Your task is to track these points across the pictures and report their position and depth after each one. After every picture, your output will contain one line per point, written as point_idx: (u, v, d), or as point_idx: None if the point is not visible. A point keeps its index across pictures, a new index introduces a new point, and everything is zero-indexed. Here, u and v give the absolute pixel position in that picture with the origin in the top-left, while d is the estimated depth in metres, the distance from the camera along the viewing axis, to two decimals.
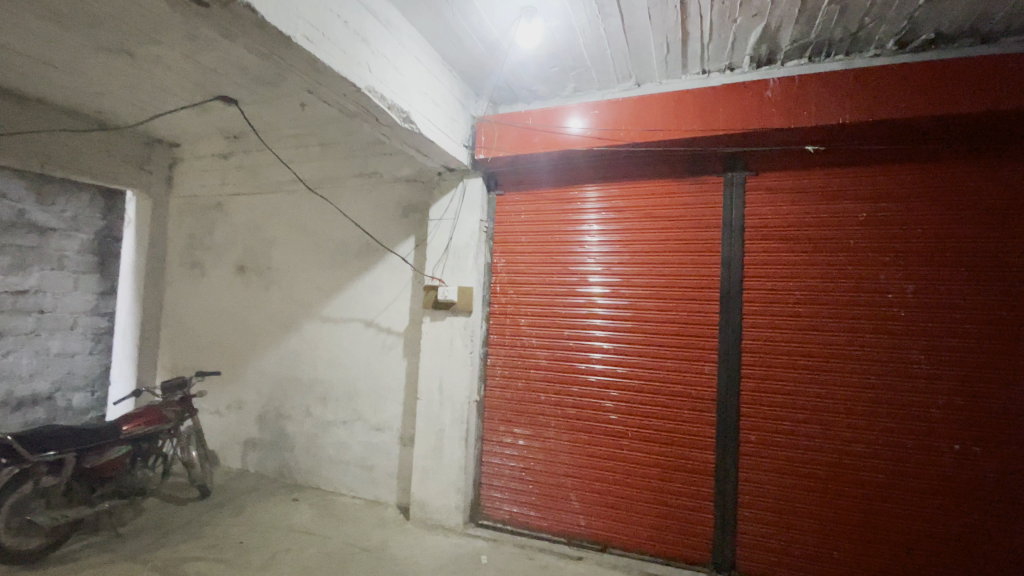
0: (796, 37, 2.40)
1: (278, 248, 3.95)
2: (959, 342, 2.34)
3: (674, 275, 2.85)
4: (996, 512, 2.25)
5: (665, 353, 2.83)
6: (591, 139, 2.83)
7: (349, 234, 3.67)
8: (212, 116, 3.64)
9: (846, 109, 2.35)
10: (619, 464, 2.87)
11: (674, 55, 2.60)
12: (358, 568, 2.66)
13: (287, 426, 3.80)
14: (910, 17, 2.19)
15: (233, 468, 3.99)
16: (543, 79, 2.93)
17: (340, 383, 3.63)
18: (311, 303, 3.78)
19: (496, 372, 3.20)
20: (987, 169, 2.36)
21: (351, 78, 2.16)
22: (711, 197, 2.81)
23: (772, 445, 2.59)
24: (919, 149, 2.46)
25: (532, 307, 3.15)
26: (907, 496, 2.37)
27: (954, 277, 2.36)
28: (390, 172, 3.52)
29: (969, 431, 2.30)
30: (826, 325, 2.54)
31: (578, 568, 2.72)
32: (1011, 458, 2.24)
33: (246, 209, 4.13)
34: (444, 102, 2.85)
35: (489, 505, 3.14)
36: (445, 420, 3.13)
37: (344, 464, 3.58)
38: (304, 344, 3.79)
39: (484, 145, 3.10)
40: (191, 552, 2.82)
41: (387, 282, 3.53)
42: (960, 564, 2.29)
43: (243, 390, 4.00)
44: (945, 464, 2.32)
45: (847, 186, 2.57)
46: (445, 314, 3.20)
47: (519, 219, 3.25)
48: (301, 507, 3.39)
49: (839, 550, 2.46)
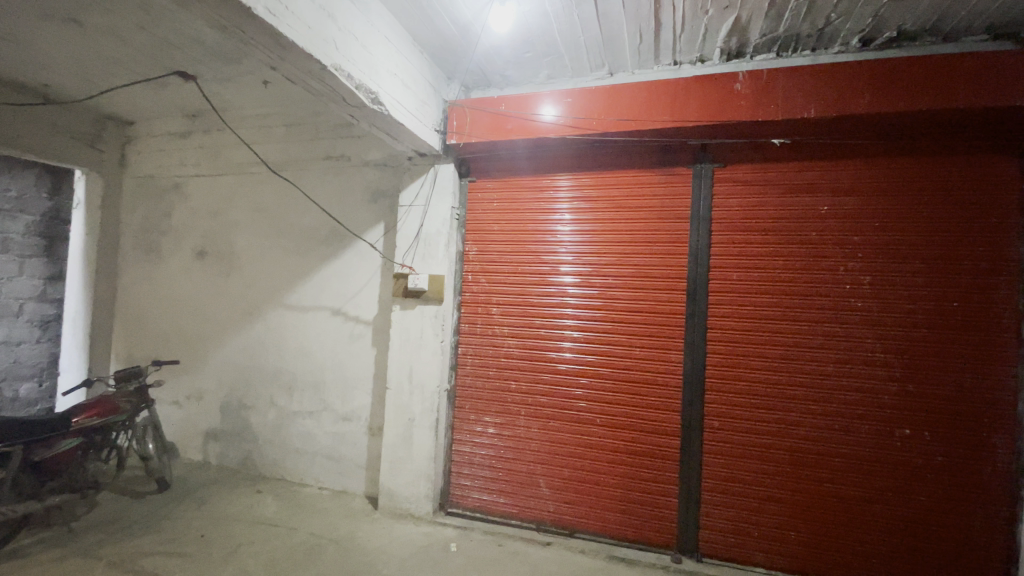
0: (765, 31, 2.43)
1: (241, 233, 3.80)
2: (910, 331, 2.46)
3: (643, 265, 2.88)
4: (942, 491, 2.39)
5: (634, 342, 2.86)
6: (564, 127, 2.81)
7: (316, 220, 3.56)
8: (169, 91, 3.45)
9: (812, 105, 2.40)
10: (587, 450, 2.91)
11: (647, 45, 2.60)
12: (325, 560, 2.62)
13: (250, 417, 3.70)
14: (874, 16, 2.25)
15: (194, 460, 3.86)
16: (517, 64, 2.89)
17: (306, 372, 3.55)
18: (276, 290, 3.66)
19: (467, 361, 3.18)
20: (941, 167, 2.47)
21: (317, 55, 2.06)
22: (681, 188, 2.84)
23: (734, 431, 2.68)
24: (879, 145, 2.55)
25: (504, 296, 3.13)
26: (861, 478, 2.49)
27: (908, 269, 2.47)
28: (358, 156, 3.43)
29: (918, 416, 2.43)
30: (790, 316, 2.62)
31: (546, 553, 2.75)
32: (955, 441, 2.38)
33: (205, 191, 3.94)
34: (415, 84, 2.77)
35: (458, 493, 3.14)
36: (415, 409, 3.10)
37: (311, 454, 3.51)
38: (268, 332, 3.67)
39: (456, 130, 3.03)
40: (149, 546, 2.72)
41: (356, 269, 3.44)
42: (909, 541, 2.43)
43: (204, 379, 3.86)
44: (896, 447, 2.45)
45: (811, 180, 2.64)
46: (416, 302, 3.14)
47: (491, 206, 3.22)
48: (266, 498, 3.31)
49: (797, 531, 2.57)
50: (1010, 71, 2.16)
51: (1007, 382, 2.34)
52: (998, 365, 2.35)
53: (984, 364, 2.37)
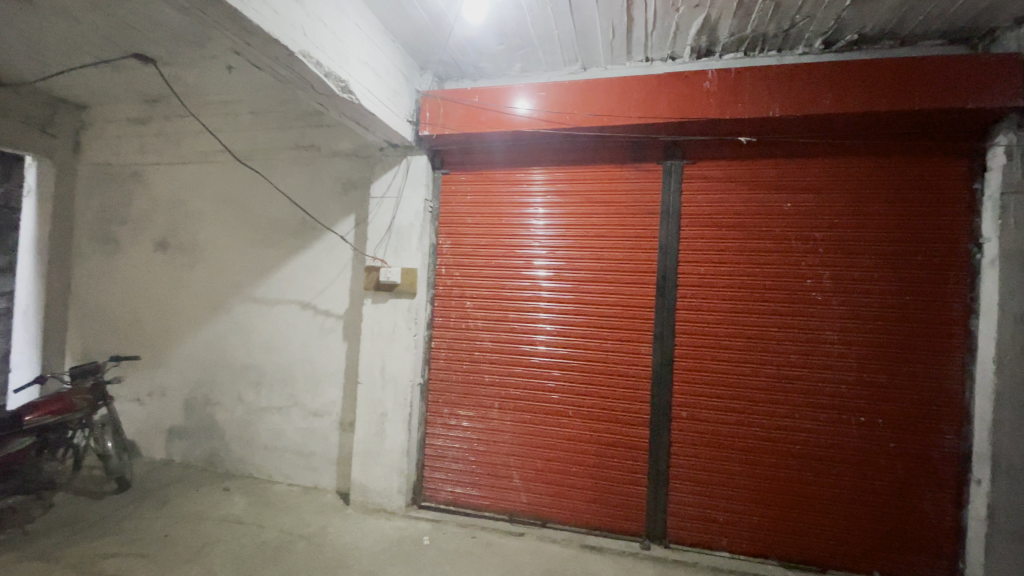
0: (733, 30, 2.48)
1: (205, 224, 3.67)
2: (867, 323, 2.57)
3: (615, 259, 2.92)
4: (894, 475, 2.52)
5: (605, 335, 2.91)
6: (537, 121, 2.81)
7: (285, 211, 3.47)
8: (127, 75, 3.29)
9: (778, 104, 2.47)
10: (559, 442, 2.95)
11: (620, 40, 2.61)
12: (295, 557, 2.59)
13: (216, 413, 3.60)
14: (837, 18, 2.32)
15: (157, 458, 3.74)
16: (490, 56, 2.86)
17: (274, 367, 3.47)
18: (243, 283, 3.56)
19: (441, 355, 3.17)
20: (897, 166, 2.58)
21: (284, 41, 2.00)
22: (651, 184, 2.89)
23: (701, 421, 2.75)
24: (839, 145, 2.64)
25: (477, 290, 3.13)
26: (819, 464, 2.60)
27: (865, 264, 2.58)
28: (328, 146, 3.35)
29: (873, 405, 2.55)
30: (754, 309, 2.70)
31: (519, 543, 2.78)
32: (906, 428, 2.51)
33: (167, 180, 3.79)
34: (387, 74, 2.72)
35: (432, 487, 3.14)
36: (388, 403, 3.07)
37: (280, 451, 3.45)
38: (234, 326, 3.57)
39: (429, 121, 2.98)
40: (109, 547, 2.63)
41: (327, 262, 3.37)
42: (863, 523, 2.55)
43: (167, 375, 3.73)
44: (852, 434, 2.57)
45: (776, 177, 2.71)
46: (388, 296, 3.10)
47: (465, 199, 3.20)
48: (233, 496, 3.23)
49: (760, 516, 2.67)
50: (962, 75, 2.26)
51: (954, 372, 2.47)
52: (946, 355, 2.48)
53: (933, 354, 2.50)
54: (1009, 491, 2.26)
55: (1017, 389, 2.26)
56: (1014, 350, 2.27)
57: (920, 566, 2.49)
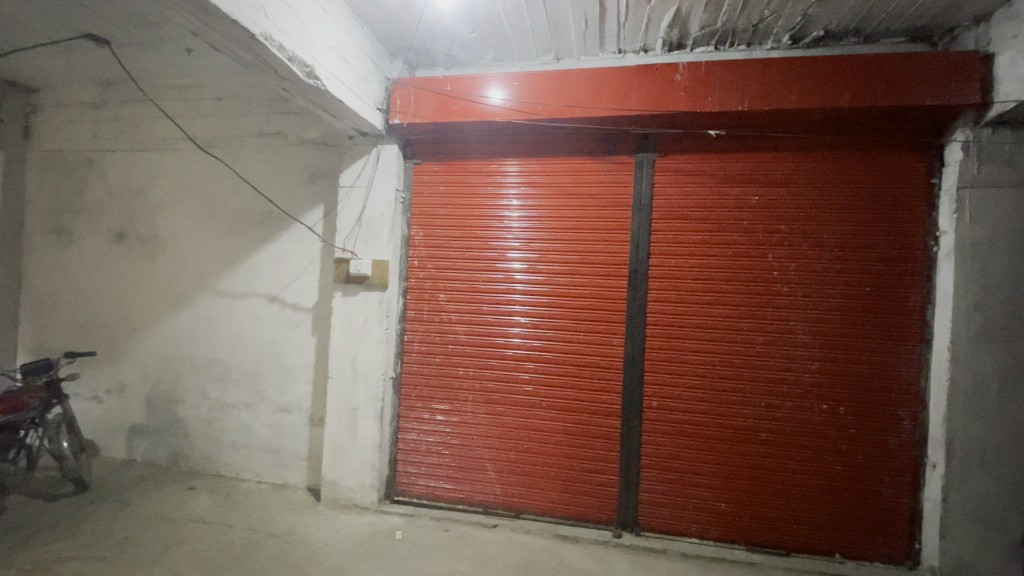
0: (704, 24, 2.49)
1: (165, 214, 3.52)
2: (829, 314, 2.64)
3: (588, 251, 2.92)
4: (854, 460, 2.62)
5: (579, 327, 2.92)
6: (510, 111, 2.78)
7: (250, 201, 3.35)
8: (78, 57, 3.11)
9: (747, 98, 2.50)
10: (533, 434, 2.96)
11: (592, 31, 2.59)
12: (263, 555, 2.53)
13: (179, 410, 3.48)
14: (804, 14, 2.35)
15: (117, 458, 3.60)
16: (462, 44, 2.81)
17: (241, 362, 3.37)
18: (206, 275, 3.44)
19: (413, 348, 3.13)
20: (859, 161, 2.64)
21: (243, 22, 1.91)
22: (624, 176, 2.90)
23: (671, 410, 2.80)
24: (805, 139, 2.69)
25: (450, 282, 3.09)
26: (784, 451, 2.68)
27: (828, 256, 2.65)
28: (296, 134, 3.24)
29: (835, 392, 2.63)
30: (723, 300, 2.75)
31: (492, 535, 2.78)
32: (865, 415, 2.61)
33: (124, 167, 3.61)
34: (355, 60, 2.64)
35: (405, 481, 3.11)
36: (359, 398, 3.02)
37: (248, 448, 3.36)
38: (198, 320, 3.45)
39: (399, 109, 2.91)
40: (67, 551, 2.53)
41: (294, 255, 3.28)
42: (825, 507, 2.64)
43: (127, 372, 3.59)
44: (814, 421, 2.65)
45: (744, 171, 2.76)
46: (358, 289, 3.03)
47: (438, 190, 3.14)
48: (199, 495, 3.14)
49: (726, 502, 2.74)
50: (923, 73, 2.32)
51: (910, 360, 2.57)
52: (903, 345, 2.58)
53: (892, 343, 2.59)
54: (961, 474, 2.36)
55: (969, 376, 2.36)
56: (966, 339, 2.36)
57: (878, 547, 2.59)
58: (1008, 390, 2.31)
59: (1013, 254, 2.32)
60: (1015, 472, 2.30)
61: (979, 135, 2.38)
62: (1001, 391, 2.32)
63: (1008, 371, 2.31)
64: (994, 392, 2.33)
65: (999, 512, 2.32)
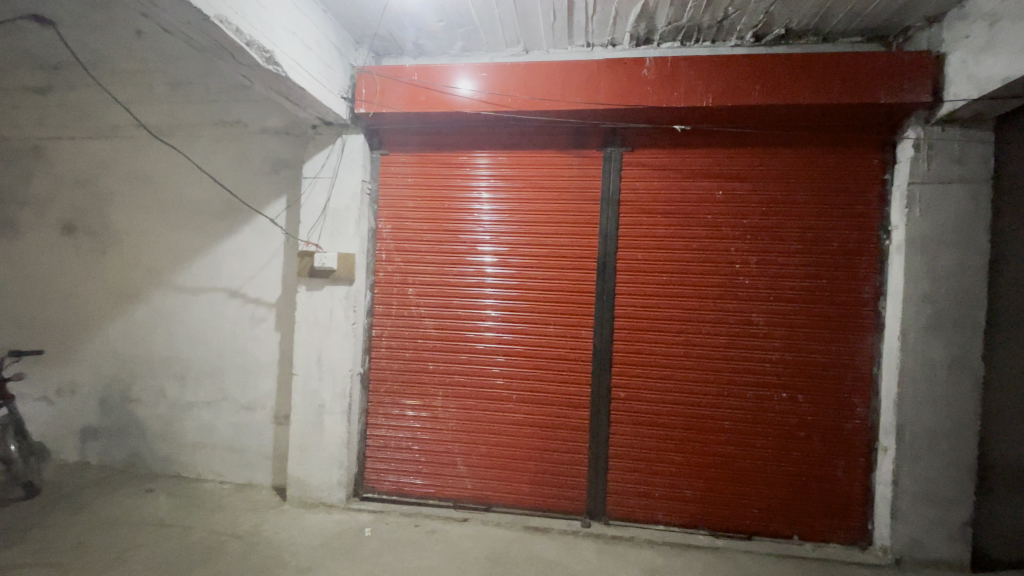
0: (670, 19, 2.50)
1: (118, 205, 3.36)
2: (789, 305, 2.72)
3: (557, 244, 2.92)
4: (812, 446, 2.71)
5: (548, 320, 2.92)
6: (479, 103, 2.74)
7: (209, 192, 3.23)
8: (18, 38, 2.92)
9: (712, 94, 2.53)
10: (503, 427, 2.96)
11: (561, 24, 2.57)
12: (226, 557, 2.46)
13: (136, 410, 3.34)
14: (766, 12, 2.39)
15: (69, 461, 3.44)
16: (429, 34, 2.76)
17: (201, 359, 3.25)
18: (163, 269, 3.30)
19: (382, 344, 3.08)
20: (818, 156, 2.72)
21: (196, 4, 1.82)
22: (592, 170, 2.91)
23: (638, 401, 2.84)
24: (767, 135, 2.75)
25: (420, 276, 3.05)
26: (746, 438, 2.76)
27: (788, 250, 2.72)
28: (256, 123, 3.13)
29: (794, 381, 2.72)
30: (689, 292, 2.80)
31: (463, 529, 2.78)
32: (822, 402, 2.70)
33: (72, 156, 3.43)
34: (318, 46, 2.55)
35: (374, 478, 3.07)
36: (325, 395, 2.95)
37: (210, 447, 3.26)
38: (154, 316, 3.31)
39: (365, 98, 2.83)
40: (14, 559, 2.40)
41: (256, 248, 3.17)
42: (784, 492, 2.74)
43: (78, 371, 3.42)
44: (774, 409, 2.73)
45: (709, 166, 2.80)
46: (324, 282, 2.95)
47: (406, 182, 3.09)
48: (158, 497, 3.03)
49: (692, 489, 2.81)
50: (878, 72, 2.39)
51: (865, 349, 2.67)
52: (858, 334, 2.68)
53: (848, 334, 2.69)
54: (911, 457, 2.48)
55: (918, 364, 2.47)
56: (916, 328, 2.47)
57: (834, 529, 2.70)
58: (954, 377, 2.43)
59: (959, 248, 2.43)
60: (960, 454, 2.43)
61: (929, 133, 2.48)
62: (947, 378, 2.44)
63: (953, 359, 2.43)
64: (941, 379, 2.44)
65: (945, 492, 2.45)
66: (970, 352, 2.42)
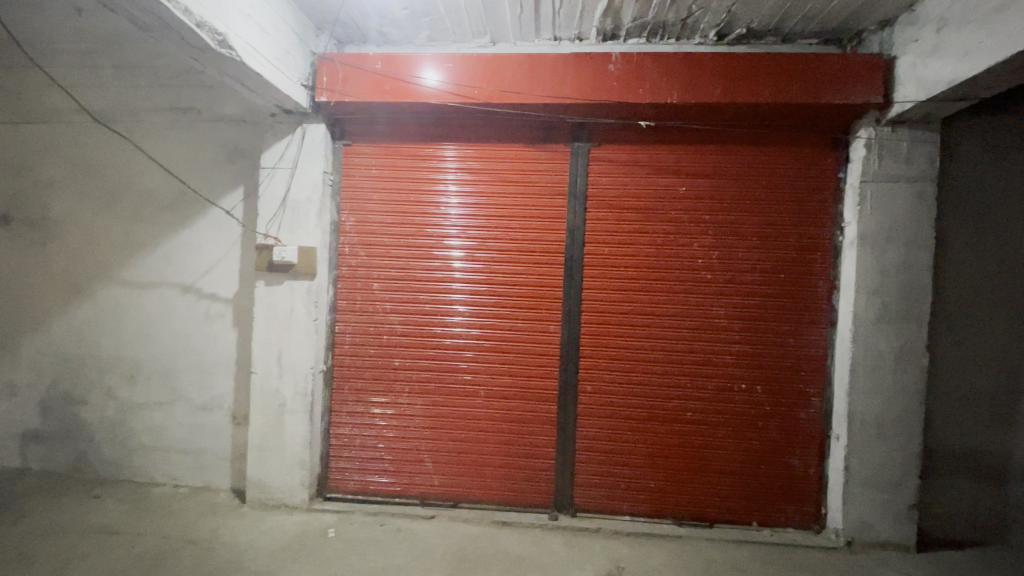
0: (636, 15, 2.51)
1: (60, 195, 3.15)
2: (748, 300, 2.80)
3: (524, 239, 2.91)
4: (769, 435, 2.80)
5: (516, 315, 2.91)
6: (445, 94, 2.69)
7: (159, 182, 3.06)
8: None
9: (676, 91, 2.56)
10: (471, 423, 2.94)
11: (527, 16, 2.54)
12: (179, 565, 2.35)
13: (82, 412, 3.16)
14: (728, 11, 2.42)
15: (8, 468, 3.22)
16: (393, 22, 2.68)
17: (152, 358, 3.10)
18: (110, 263, 3.11)
19: (345, 340, 3.00)
20: (778, 154, 2.79)
21: None
22: (560, 165, 2.90)
23: (605, 394, 2.87)
24: (730, 133, 2.81)
25: (385, 270, 2.98)
26: (708, 428, 2.82)
27: (748, 246, 2.80)
28: (210, 110, 2.98)
29: (753, 373, 2.80)
30: (654, 286, 2.84)
31: (429, 527, 2.75)
32: (780, 393, 2.79)
33: (6, 142, 3.19)
34: (276, 30, 2.44)
35: (338, 478, 3.00)
36: (286, 393, 2.86)
37: (163, 450, 3.11)
38: (101, 313, 3.13)
39: (326, 86, 2.73)
40: None
41: (210, 240, 3.03)
42: (744, 480, 2.82)
43: (16, 371, 3.20)
44: (734, 400, 2.81)
45: (675, 162, 2.84)
46: (283, 277, 2.85)
47: (370, 174, 3.00)
48: (106, 503, 2.88)
49: (656, 479, 2.86)
50: (834, 73, 2.47)
51: (819, 341, 2.77)
52: (814, 327, 2.78)
53: (803, 327, 2.78)
54: (861, 444, 2.59)
55: (868, 355, 2.58)
56: (867, 321, 2.58)
57: (789, 514, 2.80)
58: (901, 367, 2.55)
59: (907, 243, 2.55)
60: (906, 440, 2.56)
61: (880, 133, 2.58)
62: (895, 367, 2.56)
63: (900, 350, 2.55)
64: (889, 369, 2.56)
65: (891, 477, 2.57)
66: (914, 344, 2.54)
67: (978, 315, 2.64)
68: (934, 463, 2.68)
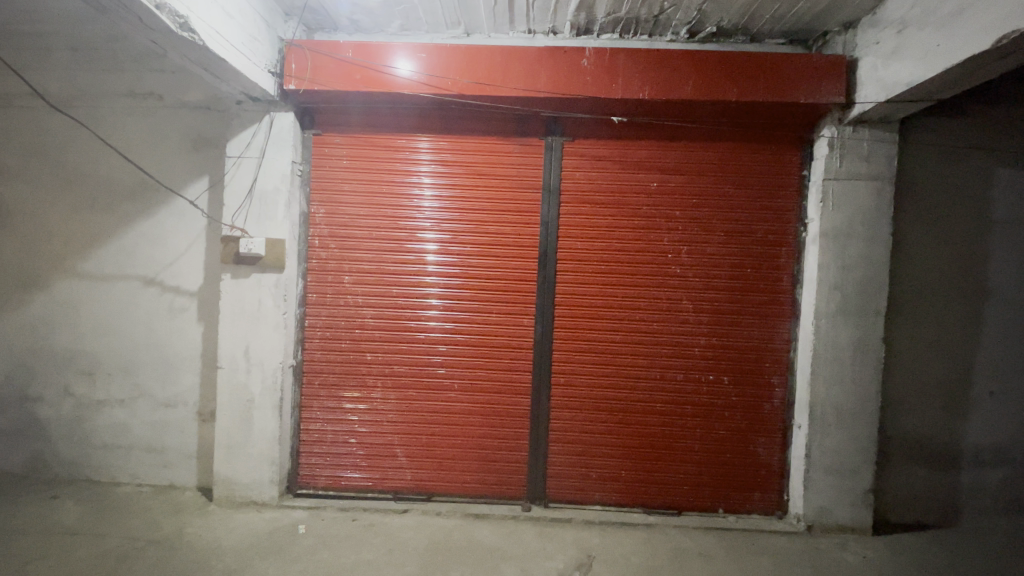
0: (609, 10, 2.52)
1: (9, 183, 3.00)
2: (716, 294, 2.86)
3: (498, 232, 2.91)
4: (735, 425, 2.88)
5: (490, 309, 2.91)
6: (418, 85, 2.66)
7: (118, 171, 2.94)
8: None
9: (648, 87, 2.58)
10: (445, 416, 2.94)
11: (501, 8, 2.53)
12: (141, 566, 2.29)
13: (36, 410, 3.03)
14: (699, 9, 2.46)
15: None
16: (365, 9, 2.62)
17: (112, 354, 2.99)
18: (66, 255, 2.98)
19: (316, 335, 2.95)
20: (746, 151, 2.85)
21: None
22: (534, 159, 2.90)
23: (577, 387, 2.91)
24: (699, 130, 2.86)
25: (358, 263, 2.94)
26: (677, 419, 2.89)
27: (716, 241, 2.86)
28: (173, 96, 2.87)
29: (720, 365, 2.87)
30: (626, 281, 2.88)
31: (402, 521, 2.74)
32: (745, 384, 2.87)
33: None
34: (241, 15, 2.36)
35: (309, 474, 2.96)
36: (254, 388, 2.80)
37: (125, 448, 3.01)
38: (56, 307, 2.99)
39: (295, 74, 2.66)
40: None
41: (173, 232, 2.93)
42: (710, 469, 2.90)
43: None
44: (701, 391, 2.88)
45: (647, 157, 2.87)
46: (250, 270, 2.78)
47: (341, 165, 2.95)
48: (64, 504, 2.77)
49: (627, 470, 2.91)
50: (798, 72, 2.53)
51: (783, 334, 2.86)
52: (778, 320, 2.86)
53: (768, 320, 2.86)
54: (821, 433, 2.69)
55: (829, 347, 2.67)
56: (828, 314, 2.67)
57: (753, 501, 2.90)
58: (859, 358, 2.66)
59: (866, 239, 2.65)
60: (863, 428, 2.67)
61: (842, 132, 2.66)
62: (853, 358, 2.66)
63: (858, 342, 2.66)
64: (848, 361, 2.67)
65: (849, 464, 2.68)
66: (871, 336, 2.65)
67: (932, 308, 2.77)
68: (890, 450, 2.81)
